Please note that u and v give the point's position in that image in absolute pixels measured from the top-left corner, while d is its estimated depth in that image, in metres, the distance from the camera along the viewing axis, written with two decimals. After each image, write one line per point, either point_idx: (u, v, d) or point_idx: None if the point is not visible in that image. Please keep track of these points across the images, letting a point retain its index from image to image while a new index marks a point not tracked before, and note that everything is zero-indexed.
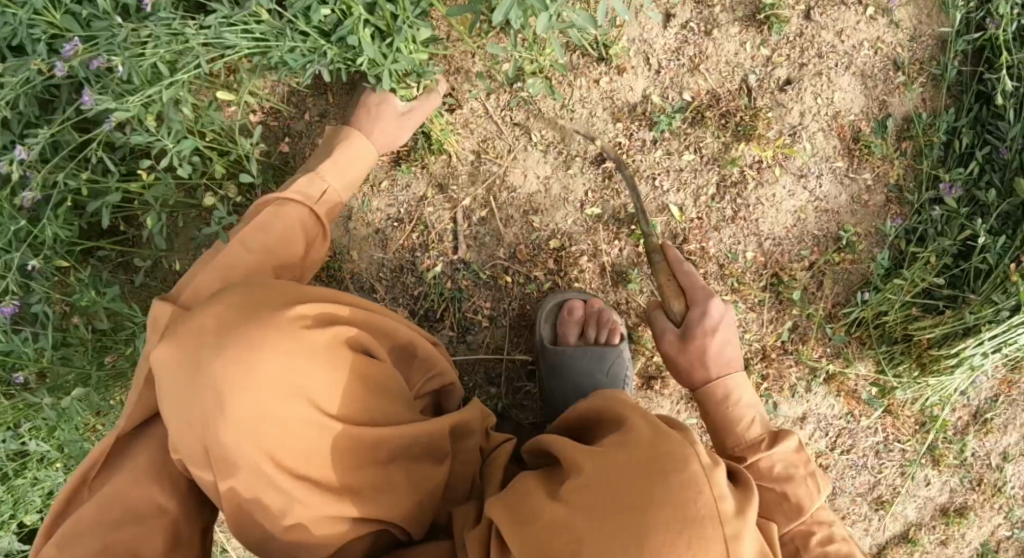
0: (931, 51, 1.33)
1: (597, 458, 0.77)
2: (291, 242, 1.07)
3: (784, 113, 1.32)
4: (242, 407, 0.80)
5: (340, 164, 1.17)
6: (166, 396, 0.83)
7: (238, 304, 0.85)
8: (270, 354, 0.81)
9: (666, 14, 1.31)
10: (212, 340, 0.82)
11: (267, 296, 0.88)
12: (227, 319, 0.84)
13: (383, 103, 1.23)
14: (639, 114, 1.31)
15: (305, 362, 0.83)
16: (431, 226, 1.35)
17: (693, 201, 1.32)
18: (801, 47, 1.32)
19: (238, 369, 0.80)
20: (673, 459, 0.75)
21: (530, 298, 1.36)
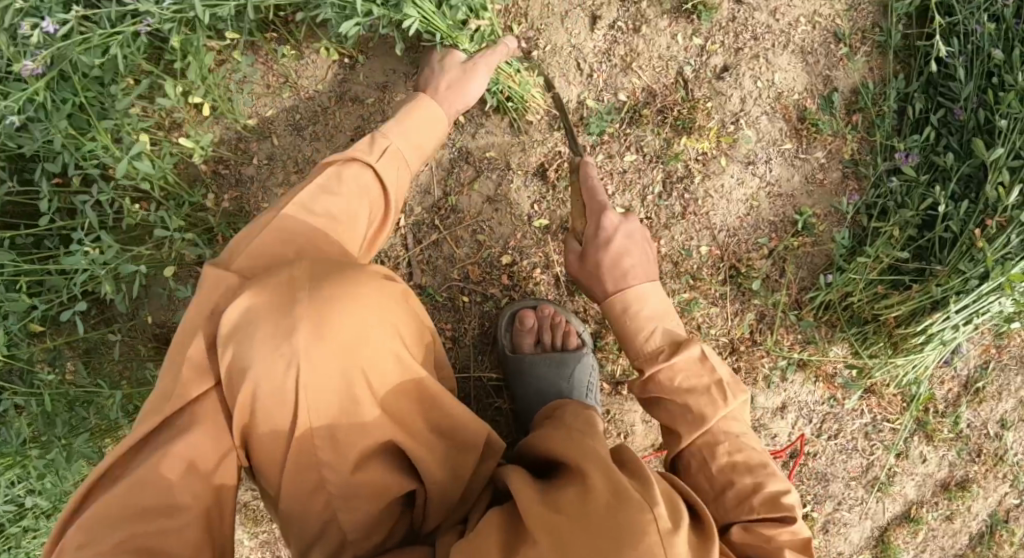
0: (873, 18, 1.28)
1: (551, 523, 0.74)
2: (357, 205, 0.97)
3: (724, 101, 1.28)
4: (340, 343, 0.78)
5: (416, 131, 1.09)
6: (258, 339, 0.78)
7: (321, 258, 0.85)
8: (369, 300, 0.81)
9: (593, 17, 1.29)
10: (306, 286, 0.80)
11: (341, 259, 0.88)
12: (321, 270, 0.83)
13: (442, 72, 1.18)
14: (576, 120, 1.29)
15: (393, 311, 0.83)
16: (384, 254, 1.35)
17: (640, 201, 1.30)
18: (735, 31, 1.28)
19: (336, 309, 0.79)
20: (627, 530, 0.71)
21: (490, 314, 1.35)
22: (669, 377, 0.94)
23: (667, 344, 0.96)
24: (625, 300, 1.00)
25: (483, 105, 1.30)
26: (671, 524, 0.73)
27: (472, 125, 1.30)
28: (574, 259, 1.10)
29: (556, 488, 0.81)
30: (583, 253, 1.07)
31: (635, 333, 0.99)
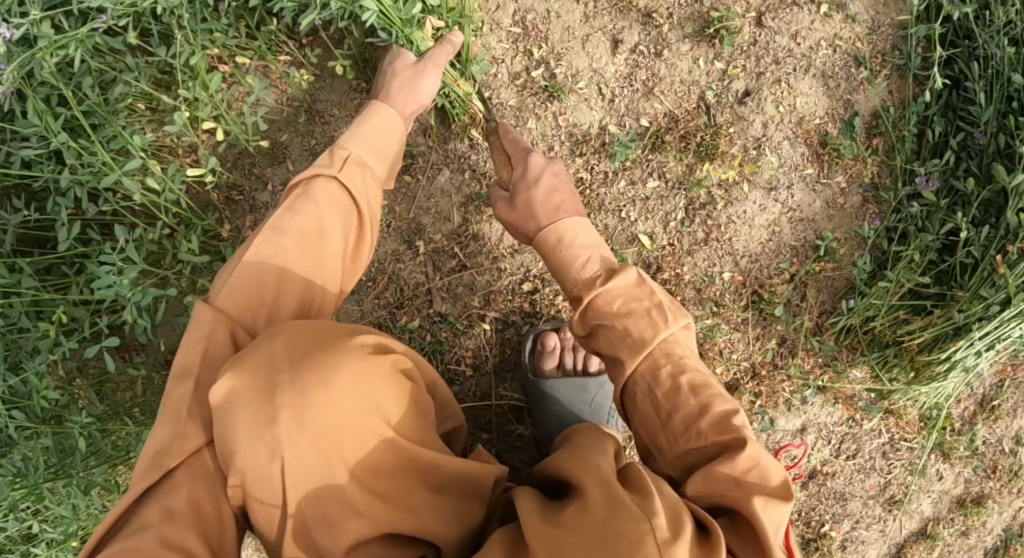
0: (892, 41, 1.26)
1: (553, 540, 0.72)
2: (325, 222, 0.95)
3: (747, 126, 1.28)
4: (324, 425, 0.75)
5: (371, 138, 1.07)
6: (238, 427, 0.77)
7: (303, 329, 0.82)
8: (349, 377, 0.77)
9: (614, 40, 1.27)
10: (287, 365, 0.78)
11: (323, 327, 0.84)
12: (298, 346, 0.80)
13: (397, 57, 1.15)
14: (598, 146, 1.28)
15: (378, 379, 0.80)
16: (404, 282, 1.34)
17: (663, 228, 1.29)
18: (757, 55, 1.27)
19: (316, 389, 0.76)
20: (626, 542, 0.69)
21: (512, 341, 1.35)
22: (607, 303, 0.90)
23: (663, 361, 0.86)
24: (558, 231, 0.97)
25: (503, 131, 1.28)
26: (670, 531, 0.70)
27: (492, 152, 1.29)
28: (500, 205, 1.04)
29: (557, 506, 0.79)
30: (512, 197, 1.02)
31: (572, 264, 0.96)
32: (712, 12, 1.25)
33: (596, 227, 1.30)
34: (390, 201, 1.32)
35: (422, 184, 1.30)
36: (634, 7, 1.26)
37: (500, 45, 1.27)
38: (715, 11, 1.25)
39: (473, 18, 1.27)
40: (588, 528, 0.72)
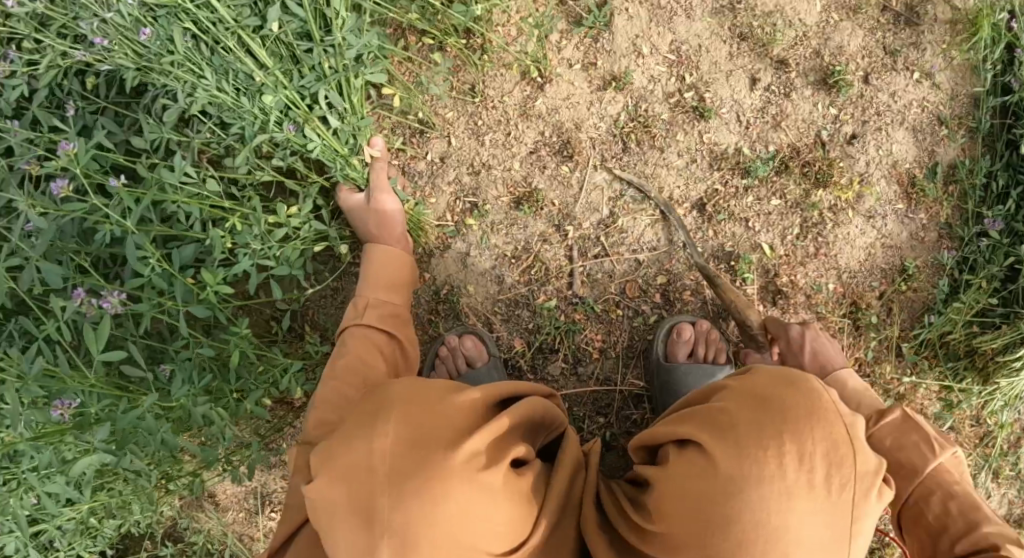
0: (967, 107, 1.54)
1: (694, 466, 0.89)
2: (371, 363, 1.16)
3: (853, 163, 1.52)
4: (424, 545, 0.87)
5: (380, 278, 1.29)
6: (343, 547, 0.89)
7: (402, 437, 0.91)
8: (449, 502, 0.87)
9: (753, 78, 1.50)
10: (385, 486, 0.89)
11: (425, 431, 0.92)
12: (401, 464, 0.89)
13: (380, 195, 1.33)
14: (734, 163, 1.49)
15: (481, 500, 0.89)
16: (548, 262, 1.48)
17: (781, 239, 1.50)
18: (863, 106, 1.53)
19: (417, 504, 0.87)
20: (790, 416, 0.88)
21: (640, 328, 1.49)
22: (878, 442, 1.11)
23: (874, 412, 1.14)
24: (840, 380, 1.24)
25: (655, 140, 1.48)
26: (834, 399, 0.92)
27: (645, 158, 1.48)
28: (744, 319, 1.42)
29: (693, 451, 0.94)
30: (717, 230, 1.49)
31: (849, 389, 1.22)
32: (832, 66, 1.51)
33: (726, 233, 1.49)
34: (548, 189, 1.47)
35: (577, 176, 1.47)
36: (771, 53, 1.50)
37: (658, 69, 1.49)
38: (835, 65, 1.51)
39: (637, 43, 1.48)
40: (741, 415, 0.90)
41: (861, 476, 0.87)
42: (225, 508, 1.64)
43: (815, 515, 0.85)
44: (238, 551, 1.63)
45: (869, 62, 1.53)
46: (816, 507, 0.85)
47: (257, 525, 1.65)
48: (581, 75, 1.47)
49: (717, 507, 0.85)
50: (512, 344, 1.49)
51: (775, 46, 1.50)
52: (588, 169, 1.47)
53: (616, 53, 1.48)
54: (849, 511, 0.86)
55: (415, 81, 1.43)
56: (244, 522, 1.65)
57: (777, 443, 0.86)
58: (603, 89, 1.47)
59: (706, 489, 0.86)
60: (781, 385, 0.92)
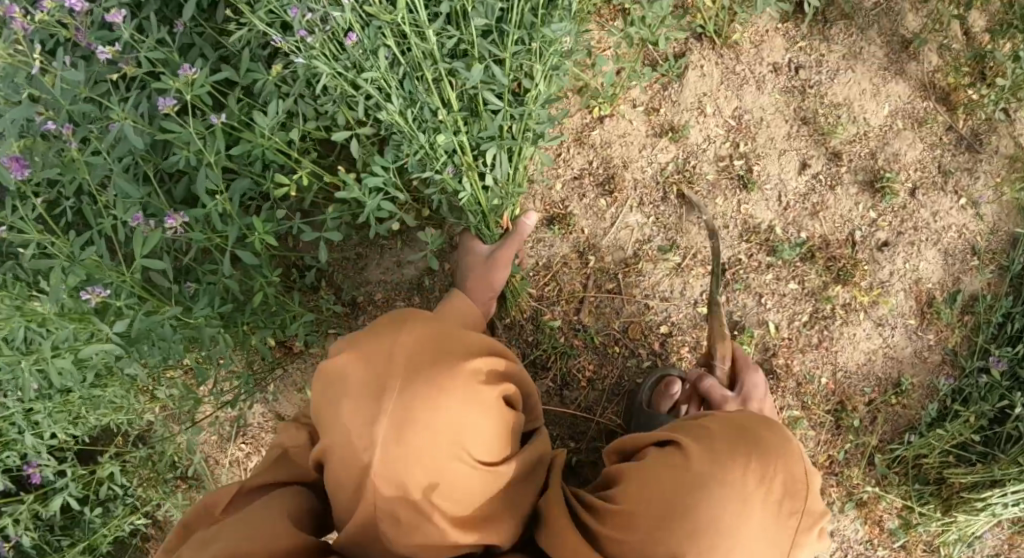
0: (1004, 244, 1.54)
1: (646, 477, 0.97)
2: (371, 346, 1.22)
3: (878, 269, 1.54)
4: (418, 435, 0.91)
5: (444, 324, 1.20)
6: (347, 413, 0.94)
7: (426, 334, 0.99)
8: (458, 399, 0.94)
9: (803, 163, 1.54)
10: (398, 373, 0.94)
11: (443, 341, 1.00)
12: (417, 356, 0.96)
13: (496, 266, 1.40)
14: (763, 240, 1.53)
15: (476, 412, 0.95)
16: (562, 284, 1.53)
17: (788, 322, 1.54)
18: (903, 217, 1.55)
19: (420, 395, 0.93)
20: (762, 443, 0.96)
21: (632, 369, 1.54)
22: None
23: None
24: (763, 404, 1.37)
25: (695, 198, 1.52)
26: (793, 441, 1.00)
27: (680, 211, 1.53)
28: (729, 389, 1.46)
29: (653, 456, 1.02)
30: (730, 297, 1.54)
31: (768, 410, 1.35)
32: (883, 171, 1.54)
33: (736, 303, 1.54)
34: (581, 216, 1.52)
35: (612, 211, 1.52)
36: (828, 143, 1.54)
37: (716, 130, 1.53)
38: (885, 171, 1.54)
39: (702, 101, 1.52)
40: (704, 450, 0.96)
41: (807, 513, 0.94)
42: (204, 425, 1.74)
43: (762, 525, 0.92)
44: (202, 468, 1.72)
45: (920, 177, 1.55)
46: (762, 519, 0.92)
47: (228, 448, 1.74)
48: (642, 117, 1.51)
49: (679, 498, 0.93)
50: (508, 351, 1.55)
51: (833, 139, 1.53)
52: (623, 207, 1.52)
53: (681, 105, 1.52)
54: (790, 535, 0.93)
55: (516, 88, 1.43)
56: (216, 443, 1.74)
57: (747, 461, 0.94)
58: (659, 136, 1.52)
59: (666, 483, 0.94)
60: (756, 421, 1.02)
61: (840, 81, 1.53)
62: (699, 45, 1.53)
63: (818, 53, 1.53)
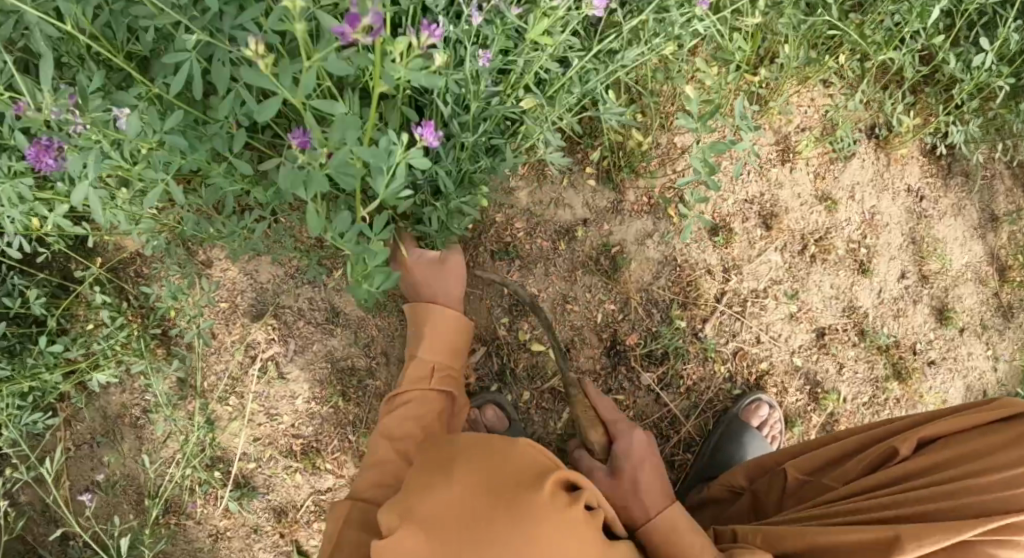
0: (1003, 397, 1.83)
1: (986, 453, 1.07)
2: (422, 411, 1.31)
3: (923, 381, 1.78)
4: (499, 475, 0.96)
5: (434, 343, 1.37)
6: (458, 479, 0.95)
7: (483, 485, 0.94)
8: (535, 521, 0.92)
9: (902, 272, 1.76)
10: (479, 501, 0.93)
11: (511, 483, 0.95)
12: (497, 484, 0.95)
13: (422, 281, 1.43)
14: (858, 320, 1.71)
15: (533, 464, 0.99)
16: (701, 290, 1.57)
17: (852, 398, 1.70)
18: (950, 346, 1.80)
19: (502, 521, 0.91)
20: None
21: (728, 392, 1.60)
22: None
23: None
24: None
25: (825, 261, 1.67)
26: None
27: (809, 268, 1.66)
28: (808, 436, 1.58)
29: (949, 437, 1.14)
30: (822, 359, 1.68)
31: None
32: (949, 303, 1.80)
33: (823, 366, 1.68)
34: (734, 236, 1.60)
35: (761, 243, 1.62)
36: (922, 265, 1.78)
37: (855, 216, 1.71)
38: (951, 304, 1.80)
39: (853, 187, 1.71)
40: None
41: None
42: (220, 288, 1.72)
43: None
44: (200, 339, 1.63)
45: (969, 319, 1.82)
46: None
47: (234, 326, 1.73)
48: (809, 178, 1.66)
49: None
50: (629, 334, 1.54)
51: (926, 264, 1.78)
52: (770, 243, 1.62)
53: (840, 182, 1.69)
54: None
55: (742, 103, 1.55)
56: (224, 314, 1.72)
57: None
58: (818, 201, 1.67)
59: None
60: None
61: (944, 223, 1.80)
62: (867, 140, 1.73)
63: (939, 191, 1.79)
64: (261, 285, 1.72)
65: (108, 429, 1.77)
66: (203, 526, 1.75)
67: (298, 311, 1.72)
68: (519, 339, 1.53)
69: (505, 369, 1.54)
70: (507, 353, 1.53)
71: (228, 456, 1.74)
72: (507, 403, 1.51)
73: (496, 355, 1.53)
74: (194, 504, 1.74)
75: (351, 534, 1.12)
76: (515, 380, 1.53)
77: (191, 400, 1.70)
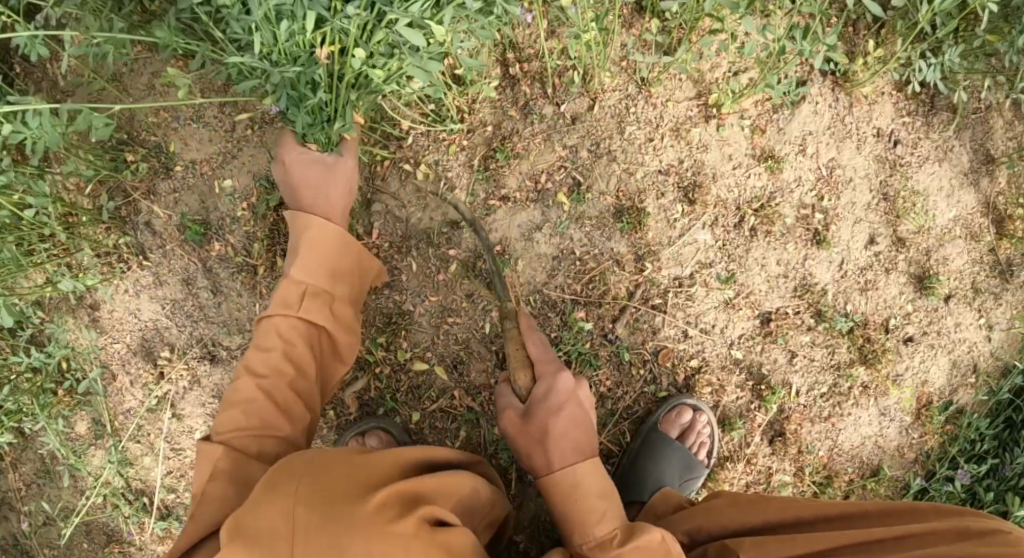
0: (997, 370, 1.51)
1: None
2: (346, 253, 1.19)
3: (897, 361, 1.49)
4: (336, 473, 0.89)
5: (313, 259, 1.17)
6: (296, 488, 0.86)
7: (312, 491, 0.85)
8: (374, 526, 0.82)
9: (871, 238, 1.46)
10: (310, 501, 0.84)
11: (343, 489, 0.86)
12: (329, 487, 0.86)
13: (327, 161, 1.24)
14: (813, 300, 1.44)
15: (368, 470, 0.91)
16: (609, 284, 1.35)
17: (807, 389, 1.46)
18: (932, 318, 1.50)
19: (333, 526, 0.82)
20: None
21: (649, 397, 1.38)
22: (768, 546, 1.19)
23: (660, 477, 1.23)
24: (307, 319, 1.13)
25: (769, 234, 1.40)
26: None
27: (747, 246, 1.39)
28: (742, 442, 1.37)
29: None
30: (764, 350, 1.42)
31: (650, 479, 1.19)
32: (932, 269, 1.48)
33: (768, 356, 1.43)
34: (646, 218, 1.34)
35: (685, 221, 1.36)
36: (896, 227, 1.47)
37: (808, 174, 1.42)
38: (934, 270, 1.48)
39: (803, 141, 1.41)
40: None
41: None
42: (108, 330, 1.43)
43: None
44: (95, 387, 1.43)
45: (955, 285, 1.50)
46: None
47: (132, 365, 1.45)
48: (743, 135, 1.37)
49: None
50: None
51: (902, 224, 1.47)
52: (696, 218, 1.36)
53: (785, 135, 1.40)
54: None
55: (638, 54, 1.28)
56: (120, 356, 1.44)
57: None
58: (756, 160, 1.38)
59: None
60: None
61: (925, 171, 1.47)
62: (820, 79, 1.41)
63: (917, 134, 1.46)
64: (146, 322, 1.43)
65: (47, 468, 1.52)
66: (145, 552, 1.52)
67: (193, 342, 1.42)
68: (398, 359, 1.34)
69: (386, 394, 1.35)
70: (387, 376, 1.35)
71: (149, 486, 1.49)
72: (397, 428, 1.32)
73: (375, 378, 1.35)
74: (132, 533, 1.52)
75: (205, 511, 0.96)
76: (398, 403, 1.35)
77: (104, 443, 1.47)
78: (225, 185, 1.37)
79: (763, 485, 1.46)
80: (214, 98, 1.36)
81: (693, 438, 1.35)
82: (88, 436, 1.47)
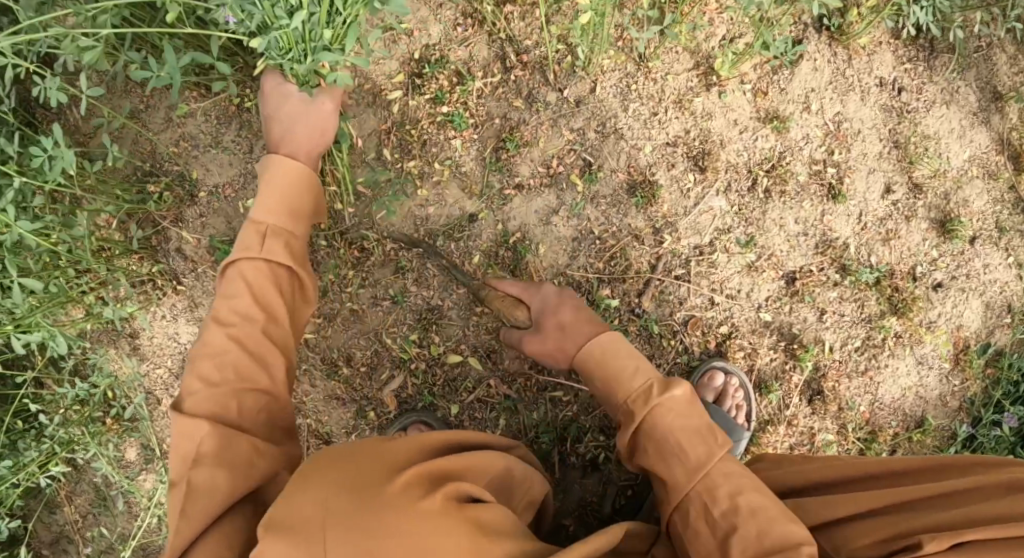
0: None
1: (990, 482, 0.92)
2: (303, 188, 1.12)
3: (929, 308, 1.48)
4: (366, 464, 0.84)
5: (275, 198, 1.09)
6: (321, 488, 0.80)
7: (340, 485, 0.81)
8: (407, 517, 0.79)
9: (887, 187, 1.46)
10: (344, 494, 0.80)
11: (371, 482, 0.82)
12: (359, 479, 0.82)
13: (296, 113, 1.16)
14: (835, 255, 1.44)
15: (395, 458, 0.86)
16: (630, 260, 1.37)
17: (840, 345, 1.45)
18: (959, 262, 1.48)
19: (370, 523, 0.77)
20: None
21: (682, 367, 1.40)
22: None
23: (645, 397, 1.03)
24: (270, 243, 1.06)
25: (783, 194, 1.41)
26: None
27: (763, 208, 1.40)
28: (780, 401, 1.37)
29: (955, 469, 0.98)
30: (792, 310, 1.43)
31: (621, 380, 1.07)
32: (952, 213, 1.47)
33: (798, 315, 1.43)
34: (659, 191, 1.37)
35: (699, 191, 1.38)
36: (911, 173, 1.46)
37: (816, 131, 1.42)
38: (955, 213, 1.47)
39: (808, 98, 1.42)
40: None
41: None
42: (148, 357, 1.48)
43: None
44: (141, 413, 1.48)
45: (979, 226, 1.48)
46: None
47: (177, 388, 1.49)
48: (747, 99, 1.39)
49: None
50: None
51: (917, 170, 1.46)
52: (708, 185, 1.38)
53: (788, 95, 1.41)
54: None
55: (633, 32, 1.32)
56: (163, 380, 1.49)
57: None
58: (761, 123, 1.40)
59: None
60: None
61: (934, 115, 1.47)
62: (817, 36, 1.42)
63: (921, 80, 1.46)
64: (186, 345, 1.47)
65: (102, 497, 1.53)
66: None
67: None
68: (432, 355, 1.37)
69: (423, 389, 1.37)
70: (422, 372, 1.37)
71: None
72: (437, 420, 1.35)
73: (412, 375, 1.37)
74: None
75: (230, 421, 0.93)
76: (435, 397, 1.37)
77: (155, 467, 1.50)
78: (249, 206, 1.42)
79: (806, 445, 1.46)
80: (231, 124, 1.41)
81: (728, 400, 1.36)
82: (138, 461, 1.51)
